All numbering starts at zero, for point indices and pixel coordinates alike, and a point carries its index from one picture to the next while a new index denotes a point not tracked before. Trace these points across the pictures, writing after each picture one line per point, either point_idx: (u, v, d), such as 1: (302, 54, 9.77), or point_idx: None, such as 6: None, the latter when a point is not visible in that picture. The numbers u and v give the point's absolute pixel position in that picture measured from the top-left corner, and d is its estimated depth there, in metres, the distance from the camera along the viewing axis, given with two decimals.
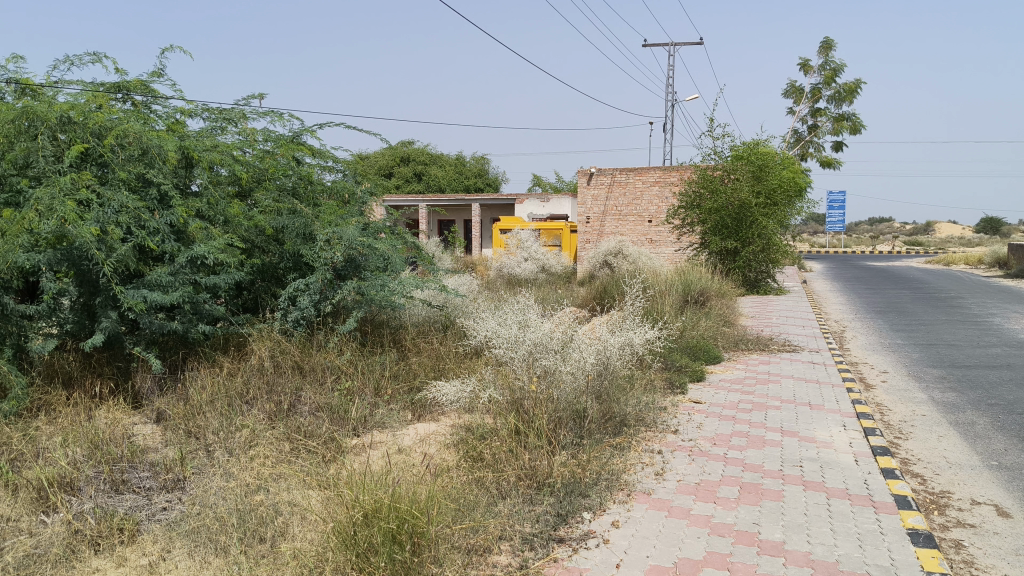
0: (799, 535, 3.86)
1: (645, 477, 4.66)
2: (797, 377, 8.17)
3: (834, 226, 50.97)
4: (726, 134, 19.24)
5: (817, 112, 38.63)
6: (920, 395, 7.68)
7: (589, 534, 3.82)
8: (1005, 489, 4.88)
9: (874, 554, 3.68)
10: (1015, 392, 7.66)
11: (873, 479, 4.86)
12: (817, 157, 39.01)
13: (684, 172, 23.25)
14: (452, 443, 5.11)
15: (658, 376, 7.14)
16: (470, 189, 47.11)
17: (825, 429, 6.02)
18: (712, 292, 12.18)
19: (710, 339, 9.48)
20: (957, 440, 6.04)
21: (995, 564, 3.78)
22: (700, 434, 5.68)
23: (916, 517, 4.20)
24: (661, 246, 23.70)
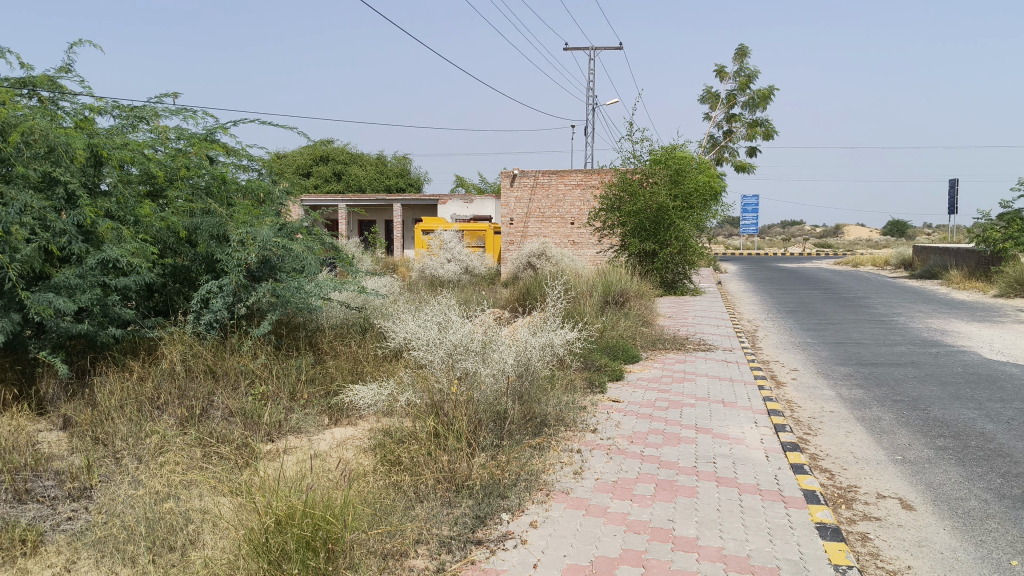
0: (712, 531, 3.92)
1: (564, 477, 4.68)
2: (711, 375, 8.32)
3: (748, 229, 52.32)
4: (646, 139, 19.55)
5: (731, 117, 39.51)
6: (829, 392, 7.91)
7: (507, 535, 3.81)
8: (908, 483, 5.06)
9: (783, 548, 3.76)
10: (918, 389, 7.97)
11: (782, 474, 4.98)
12: (732, 162, 39.93)
13: (605, 175, 23.52)
14: (369, 447, 5.05)
15: (578, 376, 7.18)
16: (391, 189, 46.79)
17: (737, 426, 6.15)
18: (632, 293, 12.36)
19: (629, 339, 9.61)
20: (863, 435, 6.25)
21: (899, 556, 3.92)
22: (618, 433, 5.74)
23: (824, 512, 4.32)
24: (583, 248, 23.99)
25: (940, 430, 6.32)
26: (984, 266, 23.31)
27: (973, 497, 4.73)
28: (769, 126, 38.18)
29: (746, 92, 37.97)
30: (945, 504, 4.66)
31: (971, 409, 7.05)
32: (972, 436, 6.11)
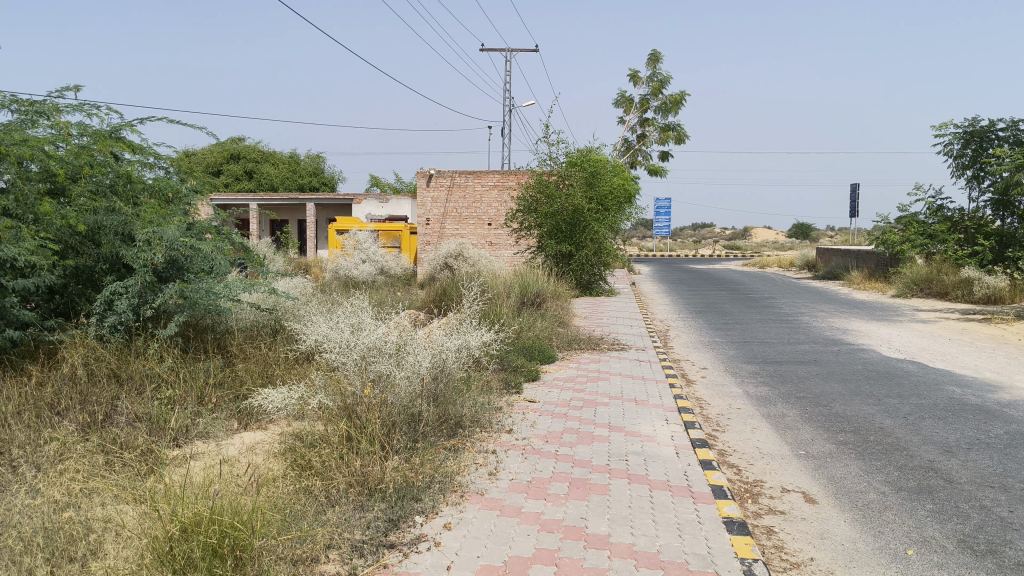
0: (623, 528, 3.97)
1: (479, 478, 4.68)
2: (624, 374, 8.46)
3: (660, 230, 53.41)
4: (561, 142, 19.73)
5: (645, 121, 40.17)
6: (737, 390, 8.12)
7: (421, 538, 3.79)
8: (811, 477, 5.22)
9: (692, 543, 3.84)
10: (821, 386, 8.25)
11: (692, 470, 5.09)
12: (645, 165, 40.61)
13: (522, 176, 23.63)
14: (279, 452, 4.96)
15: (494, 378, 7.18)
16: (304, 188, 46.06)
17: (649, 424, 6.26)
18: (548, 293, 12.47)
19: (545, 339, 9.68)
20: (769, 431, 6.43)
21: (802, 548, 4.04)
22: (533, 433, 5.77)
23: (731, 506, 4.43)
24: (500, 249, 24.10)
25: (842, 425, 6.55)
26: (884, 267, 24.31)
27: (872, 490, 4.92)
28: (681, 130, 38.99)
29: (659, 97, 38.66)
30: (846, 497, 4.82)
31: (871, 404, 7.33)
32: (871, 432, 6.35)
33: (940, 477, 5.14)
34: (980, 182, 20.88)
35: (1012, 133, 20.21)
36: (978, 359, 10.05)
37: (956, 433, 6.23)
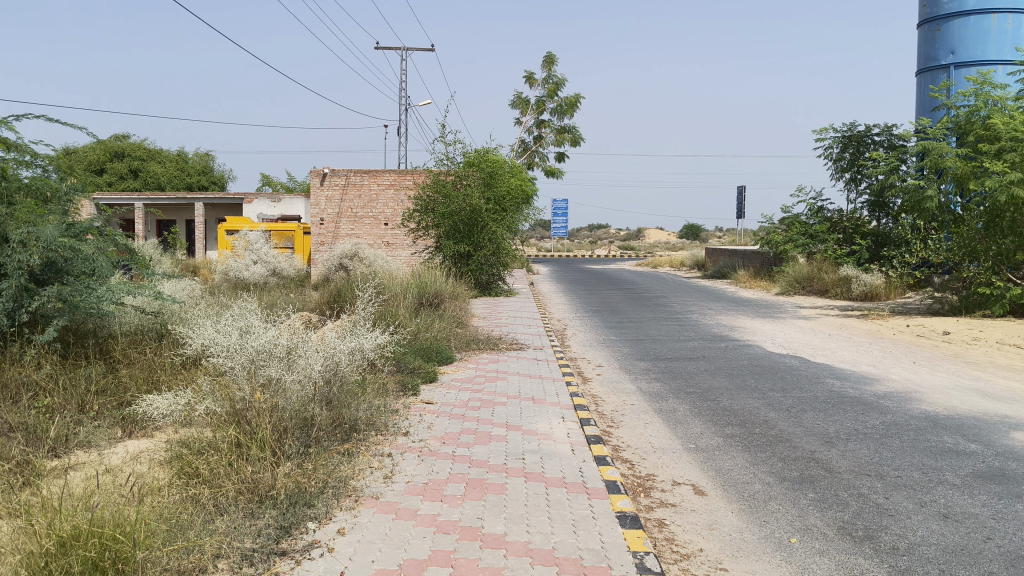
0: (518, 526, 4.00)
1: (373, 481, 4.63)
2: (522, 373, 8.52)
3: (557, 232, 54.07)
4: (457, 141, 19.56)
5: (541, 123, 40.52)
6: (630, 386, 8.28)
7: (313, 544, 3.73)
8: (700, 470, 5.37)
9: (586, 538, 3.90)
10: (710, 381, 8.50)
11: (587, 466, 5.17)
12: (542, 167, 40.96)
13: (418, 176, 23.52)
14: (166, 460, 4.79)
15: (390, 380, 7.11)
16: (192, 187, 44.60)
17: (546, 422, 6.32)
18: (446, 294, 12.46)
19: (443, 340, 9.64)
20: (661, 426, 6.58)
21: (692, 540, 4.15)
22: (430, 434, 5.75)
23: (624, 501, 4.52)
24: (396, 249, 23.91)
25: (729, 419, 6.77)
26: (768, 266, 25.22)
27: (758, 480, 5.09)
28: (577, 132, 39.55)
29: (554, 99, 39.08)
30: (733, 488, 4.98)
31: (756, 398, 7.59)
32: (757, 424, 6.57)
33: (821, 467, 5.37)
34: (857, 184, 21.94)
35: (887, 138, 21.29)
36: (856, 354, 10.53)
37: (836, 424, 6.52)
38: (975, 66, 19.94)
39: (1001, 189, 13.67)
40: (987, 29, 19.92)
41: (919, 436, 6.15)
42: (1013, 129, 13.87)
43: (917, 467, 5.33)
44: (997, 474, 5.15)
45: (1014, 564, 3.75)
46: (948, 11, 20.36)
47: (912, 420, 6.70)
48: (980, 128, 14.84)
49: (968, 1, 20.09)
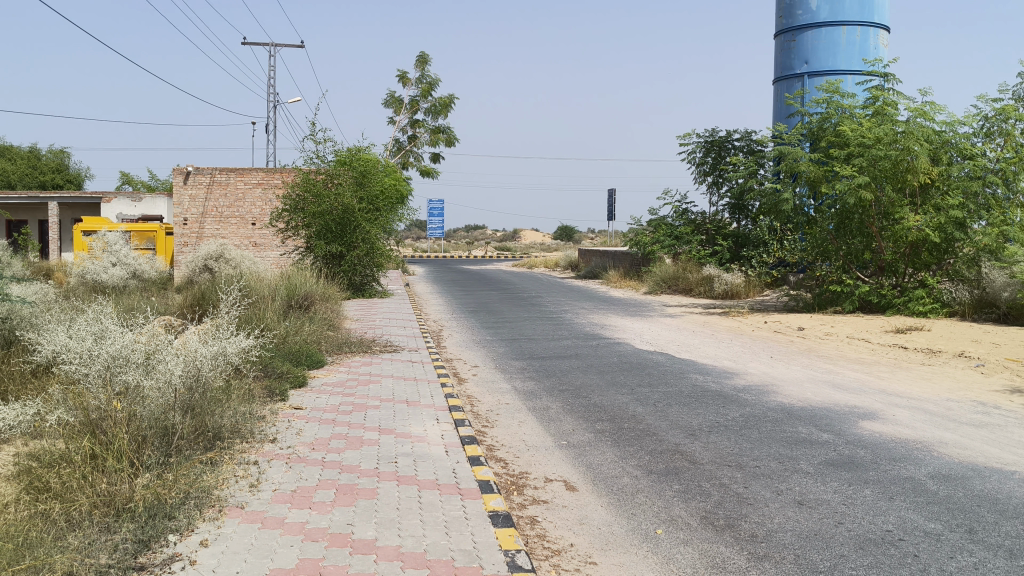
0: (389, 530, 3.96)
1: (239, 490, 4.49)
2: (395, 376, 8.44)
3: (434, 233, 54.01)
4: (328, 138, 19.17)
5: (415, 123, 40.24)
6: (505, 386, 8.33)
7: (174, 557, 3.58)
8: (571, 466, 5.46)
9: (458, 539, 3.90)
10: (582, 378, 8.67)
11: (460, 467, 5.17)
12: (417, 166, 40.70)
13: (287, 175, 22.98)
14: (12, 475, 4.50)
15: (256, 384, 6.88)
16: (45, 185, 42.16)
17: (419, 424, 6.28)
18: (317, 296, 12.21)
19: (313, 344, 9.41)
20: (534, 424, 6.65)
21: (562, 535, 4.21)
22: (299, 441, 5.61)
23: (496, 500, 4.55)
24: (265, 250, 23.32)
25: (599, 414, 6.91)
26: (637, 266, 25.95)
27: (626, 474, 5.22)
28: (452, 132, 39.55)
29: (428, 99, 38.88)
30: (602, 482, 5.09)
31: (625, 394, 7.78)
32: (626, 419, 6.74)
33: (686, 459, 5.55)
34: (718, 188, 22.82)
35: (746, 144, 22.21)
36: (718, 349, 10.93)
37: (699, 418, 6.75)
38: (826, 76, 21.04)
39: (850, 193, 14.48)
40: (837, 41, 21.07)
41: (776, 427, 6.44)
42: (861, 135, 14.66)
43: (774, 456, 5.58)
44: (847, 461, 5.45)
45: (862, 546, 3.97)
46: (802, 22, 21.41)
47: (770, 411, 7.01)
48: (831, 134, 15.65)
49: (819, 14, 21.20)
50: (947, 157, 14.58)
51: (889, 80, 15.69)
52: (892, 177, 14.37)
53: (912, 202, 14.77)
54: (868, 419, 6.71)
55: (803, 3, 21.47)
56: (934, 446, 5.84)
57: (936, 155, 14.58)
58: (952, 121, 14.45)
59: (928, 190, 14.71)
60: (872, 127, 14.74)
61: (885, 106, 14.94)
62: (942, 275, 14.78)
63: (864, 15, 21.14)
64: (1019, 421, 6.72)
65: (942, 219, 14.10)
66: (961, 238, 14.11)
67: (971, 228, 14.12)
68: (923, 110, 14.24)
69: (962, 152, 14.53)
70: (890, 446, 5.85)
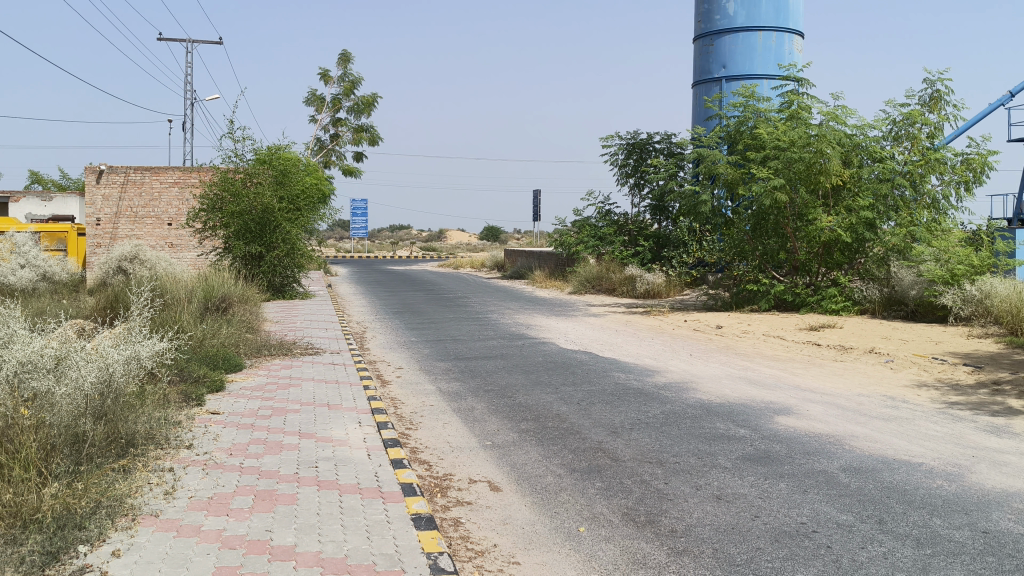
0: (309, 536, 3.90)
1: (153, 498, 4.37)
2: (316, 379, 8.32)
3: (357, 233, 53.54)
4: (246, 136, 18.68)
5: (337, 121, 39.78)
6: (430, 387, 8.29)
7: (84, 570, 3.46)
8: (495, 466, 5.47)
9: (380, 543, 3.87)
10: (506, 378, 8.69)
11: (382, 470, 5.13)
12: (339, 165, 40.24)
13: (205, 174, 22.47)
14: None
15: (171, 389, 6.69)
16: None
17: (341, 428, 6.21)
18: (235, 298, 11.95)
19: (231, 347, 9.20)
20: (458, 426, 6.63)
21: (486, 536, 4.21)
22: (216, 446, 5.50)
23: (419, 503, 4.52)
24: (182, 251, 22.77)
25: (524, 414, 6.94)
26: (562, 267, 26.18)
27: (549, 473, 5.25)
28: (375, 131, 39.26)
29: (350, 98, 38.48)
30: (526, 482, 5.11)
31: (549, 393, 7.83)
32: (551, 418, 6.78)
33: (608, 457, 5.61)
34: (640, 189, 23.16)
35: (666, 146, 22.59)
36: (640, 348, 11.09)
37: (621, 415, 6.83)
38: (742, 80, 21.52)
39: (766, 195, 14.84)
40: (753, 45, 21.58)
41: (695, 423, 6.56)
42: (776, 138, 15.04)
43: (693, 452, 5.68)
44: (763, 456, 5.58)
45: (778, 539, 4.07)
46: (720, 27, 21.86)
47: (689, 408, 7.14)
48: (747, 137, 16.01)
49: (736, 18, 21.68)
50: (858, 159, 15.05)
51: (802, 84, 16.12)
52: (806, 178, 14.78)
53: (825, 203, 15.23)
54: (783, 414, 6.89)
55: (720, 8, 21.91)
56: (845, 440, 6.03)
57: (848, 158, 15.05)
58: (862, 125, 14.95)
59: (840, 192, 15.18)
60: (786, 131, 15.12)
61: (799, 110, 15.33)
62: (853, 274, 15.30)
63: (779, 20, 21.69)
64: (925, 414, 6.98)
65: (853, 219, 14.55)
66: (871, 238, 14.63)
67: (881, 229, 14.63)
68: (835, 114, 14.69)
69: (872, 155, 15.02)
70: (804, 440, 6.01)
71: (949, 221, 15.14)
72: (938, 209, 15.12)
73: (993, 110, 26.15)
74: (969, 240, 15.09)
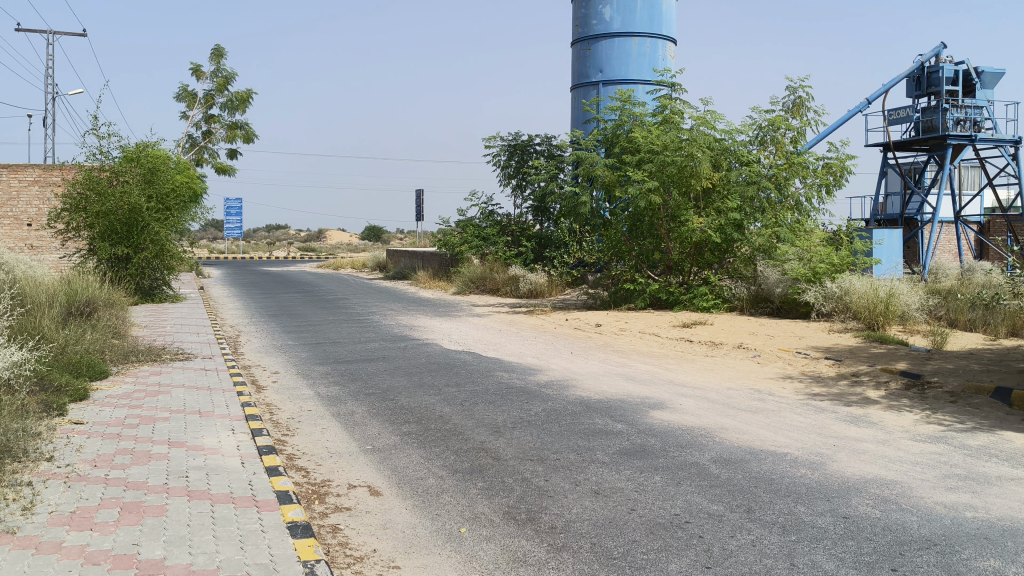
0: (179, 548, 3.77)
1: (9, 515, 4.13)
2: (187, 386, 8.04)
3: (233, 233, 52.00)
4: (111, 132, 17.41)
5: (209, 118, 38.52)
6: (307, 392, 8.14)
7: None
8: (376, 471, 5.41)
9: (254, 553, 3.78)
10: (387, 381, 8.61)
11: (257, 478, 5.01)
12: (212, 163, 38.97)
13: (68, 172, 21.41)
14: None
15: (30, 399, 6.32)
16: None
17: (213, 436, 6.03)
18: (100, 302, 11.43)
19: (96, 354, 8.78)
20: (337, 430, 6.53)
21: (365, 541, 4.17)
22: (79, 458, 5.24)
23: (295, 510, 4.44)
24: (42, 252, 21.59)
25: (405, 417, 6.90)
26: (445, 267, 26.16)
27: (431, 475, 5.24)
28: (250, 129, 38.24)
29: (224, 95, 37.37)
30: (407, 485, 5.08)
31: (431, 394, 7.81)
32: (432, 420, 6.76)
33: (490, 456, 5.63)
34: (522, 190, 23.38)
35: (547, 149, 22.88)
36: (522, 347, 11.20)
37: (504, 414, 6.89)
38: (618, 84, 21.98)
39: (641, 196, 15.24)
40: (629, 51, 22.11)
41: (575, 420, 6.67)
42: (651, 142, 15.44)
43: (572, 448, 5.78)
44: (639, 450, 5.73)
45: (653, 531, 4.19)
46: (596, 32, 22.28)
47: (569, 405, 7.26)
48: (624, 140, 16.39)
49: (612, 24, 22.17)
50: (727, 163, 15.60)
51: (675, 90, 16.60)
52: (678, 181, 15.23)
53: (697, 205, 15.74)
54: (658, 409, 7.08)
55: (597, 13, 22.35)
56: (716, 432, 6.24)
57: (718, 162, 15.58)
58: (731, 130, 15.51)
59: (710, 194, 15.73)
60: (659, 134, 15.54)
61: (672, 115, 15.78)
62: (723, 273, 15.89)
63: (653, 27, 22.33)
64: (791, 406, 7.31)
65: (723, 221, 15.07)
66: (739, 238, 15.17)
67: (748, 229, 15.23)
68: (705, 119, 15.20)
69: (740, 159, 15.61)
70: (678, 434, 6.19)
71: (811, 222, 15.88)
72: (801, 210, 15.83)
73: (851, 116, 27.65)
74: (830, 239, 15.88)
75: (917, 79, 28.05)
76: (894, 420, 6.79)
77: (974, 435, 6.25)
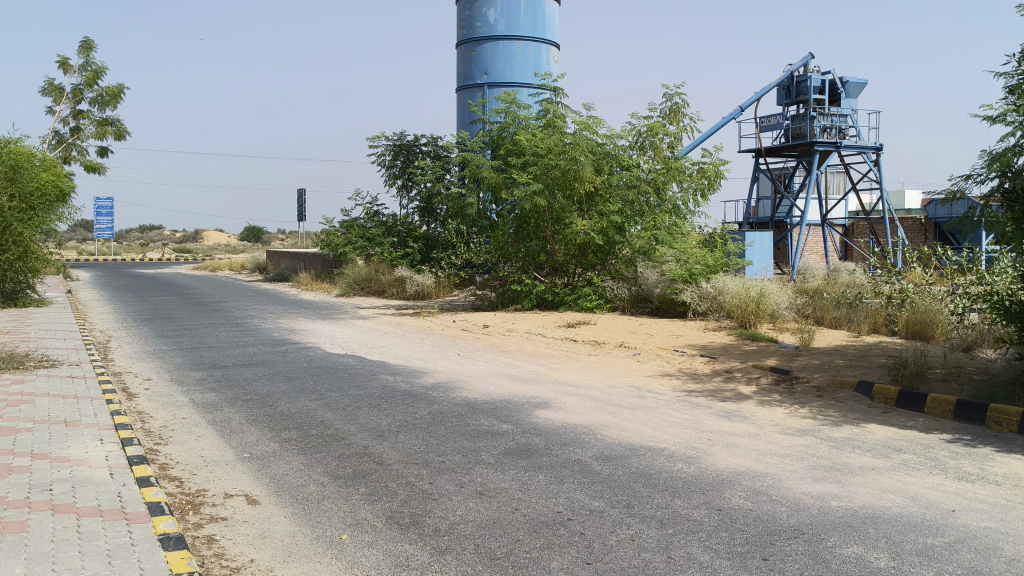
0: (41, 566, 3.60)
1: None
2: (52, 394, 7.66)
3: (103, 233, 49.80)
4: None
5: (77, 113, 36.71)
6: (182, 399, 7.88)
7: None
8: (254, 479, 5.28)
9: (123, 568, 3.64)
10: (267, 386, 8.42)
11: (126, 490, 4.81)
12: (81, 161, 37.16)
13: None
14: None
15: None
16: None
17: (79, 446, 5.77)
18: None
19: None
20: (213, 438, 6.34)
21: (242, 552, 4.07)
22: None
23: (167, 522, 4.29)
24: None
25: (286, 423, 6.75)
26: (329, 268, 25.78)
27: (312, 482, 5.15)
28: (122, 125, 36.68)
29: (93, 89, 35.71)
30: (287, 492, 4.99)
31: (313, 399, 7.68)
32: (313, 426, 6.65)
33: (373, 461, 5.59)
34: (408, 191, 23.24)
35: (432, 149, 22.83)
36: (406, 349, 11.13)
37: (388, 418, 6.84)
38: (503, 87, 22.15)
39: (526, 199, 15.36)
40: (513, 54, 22.32)
41: (460, 422, 6.67)
42: (535, 145, 15.58)
43: (457, 450, 5.79)
44: (523, 449, 5.79)
45: (535, 529, 4.25)
46: (481, 34, 22.35)
47: (455, 406, 7.26)
48: (508, 143, 16.47)
49: (497, 27, 22.29)
50: (609, 167, 15.85)
51: (557, 94, 16.79)
52: (562, 184, 15.42)
53: (580, 207, 15.98)
54: (542, 408, 7.17)
55: (481, 16, 22.39)
56: (597, 429, 6.36)
57: (600, 166, 15.80)
58: (612, 135, 15.81)
59: (593, 197, 16.01)
60: (543, 138, 15.71)
61: (556, 119, 15.96)
62: (606, 274, 16.22)
63: (536, 31, 22.59)
64: (669, 403, 7.52)
65: (605, 224, 15.36)
66: (621, 240, 15.53)
67: (629, 231, 15.59)
68: (587, 124, 15.45)
69: (620, 163, 15.92)
70: (560, 432, 6.28)
71: (688, 225, 16.38)
72: (678, 213, 16.29)
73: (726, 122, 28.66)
74: (705, 241, 16.42)
75: (788, 87, 29.34)
76: (765, 414, 7.08)
77: (839, 428, 6.58)
